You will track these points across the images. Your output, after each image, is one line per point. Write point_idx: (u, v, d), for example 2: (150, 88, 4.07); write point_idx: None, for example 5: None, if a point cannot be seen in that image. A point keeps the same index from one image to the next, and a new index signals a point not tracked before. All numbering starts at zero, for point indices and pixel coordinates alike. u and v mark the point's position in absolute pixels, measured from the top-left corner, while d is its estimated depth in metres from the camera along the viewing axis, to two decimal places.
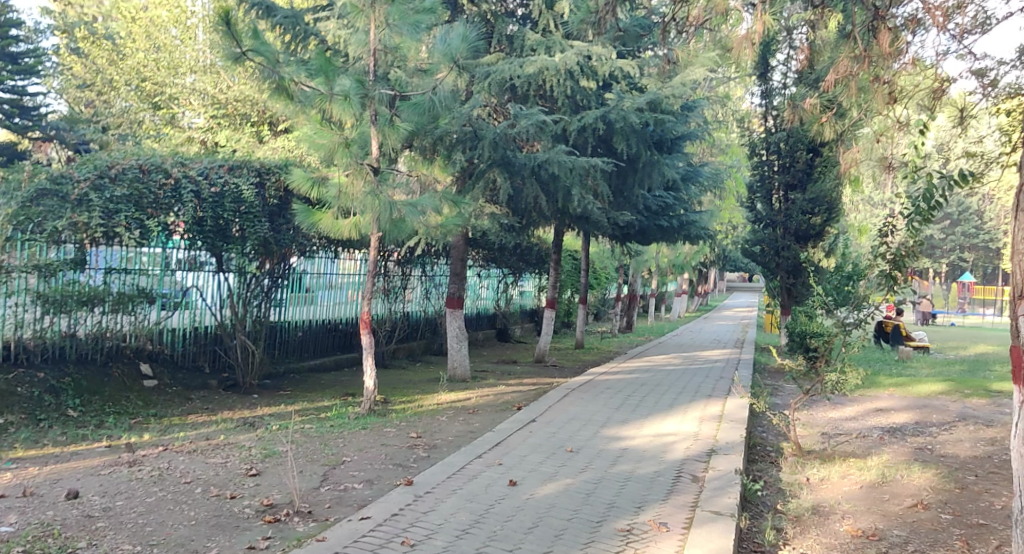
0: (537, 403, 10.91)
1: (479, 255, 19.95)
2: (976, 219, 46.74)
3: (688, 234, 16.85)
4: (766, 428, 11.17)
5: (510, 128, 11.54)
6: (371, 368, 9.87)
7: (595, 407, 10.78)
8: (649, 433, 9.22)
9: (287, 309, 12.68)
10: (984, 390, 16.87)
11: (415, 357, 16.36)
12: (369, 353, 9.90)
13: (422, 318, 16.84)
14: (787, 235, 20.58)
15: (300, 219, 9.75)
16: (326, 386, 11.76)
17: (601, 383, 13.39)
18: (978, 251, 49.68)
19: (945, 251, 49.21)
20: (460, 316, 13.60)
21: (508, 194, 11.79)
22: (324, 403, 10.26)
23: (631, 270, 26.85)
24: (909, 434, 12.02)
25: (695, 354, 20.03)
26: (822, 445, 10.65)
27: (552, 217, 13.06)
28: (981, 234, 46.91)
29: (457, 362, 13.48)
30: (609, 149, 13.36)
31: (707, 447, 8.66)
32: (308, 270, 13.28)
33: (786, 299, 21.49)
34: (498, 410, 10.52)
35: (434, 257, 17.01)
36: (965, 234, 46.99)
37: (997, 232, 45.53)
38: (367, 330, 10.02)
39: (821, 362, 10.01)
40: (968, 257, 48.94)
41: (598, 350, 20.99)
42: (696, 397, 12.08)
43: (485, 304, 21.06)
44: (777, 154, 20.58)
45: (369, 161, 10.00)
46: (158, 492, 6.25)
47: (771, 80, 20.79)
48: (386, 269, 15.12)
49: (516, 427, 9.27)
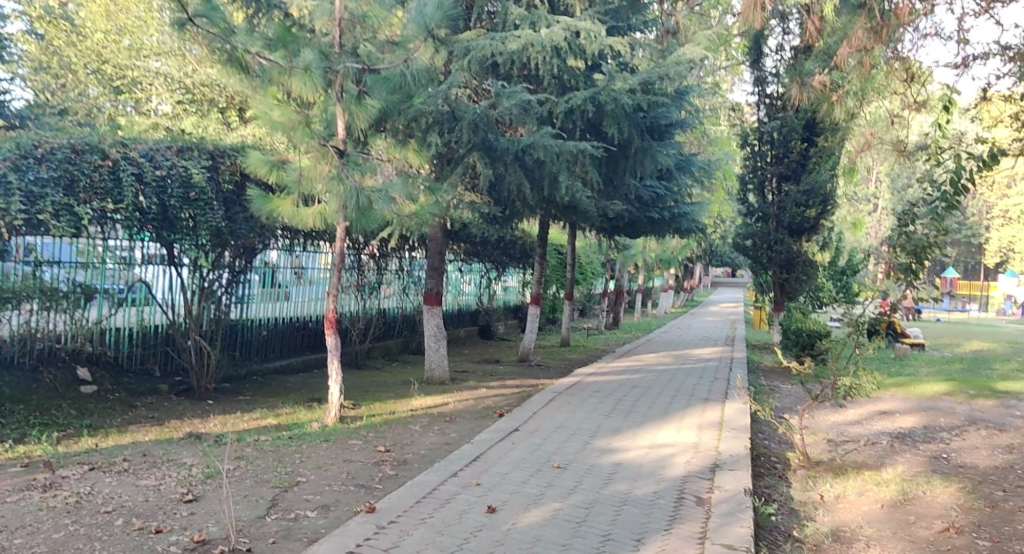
0: (521, 409, 10.00)
1: (460, 249, 19.05)
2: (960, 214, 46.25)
3: (679, 227, 15.97)
4: (769, 435, 10.33)
5: (492, 109, 10.62)
6: (336, 372, 8.91)
7: (583, 413, 9.88)
8: (644, 445, 8.33)
9: (250, 306, 11.69)
10: (989, 390, 16.10)
11: (391, 356, 15.42)
12: (335, 356, 8.94)
13: (399, 315, 15.93)
14: (781, 228, 19.69)
15: (257, 206, 8.76)
16: (291, 391, 10.81)
17: (589, 385, 12.50)
18: (961, 246, 49.25)
19: None
20: (439, 314, 12.66)
21: (490, 180, 10.88)
22: (285, 411, 9.31)
23: (618, 266, 25.96)
24: (919, 440, 11.18)
25: (686, 353, 19.22)
26: (831, 455, 9.78)
27: (537, 207, 12.13)
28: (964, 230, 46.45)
29: (436, 362, 12.53)
30: (599, 135, 12.38)
31: (710, 461, 7.78)
32: (276, 264, 12.34)
33: (778, 294, 20.51)
34: (477, 418, 9.58)
35: (412, 251, 16.08)
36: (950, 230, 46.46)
37: (980, 228, 45.11)
38: (333, 330, 9.02)
39: (832, 365, 9.07)
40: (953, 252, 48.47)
41: (584, 348, 20.08)
42: (692, 401, 11.21)
43: (466, 300, 20.19)
44: (770, 144, 19.66)
45: (334, 142, 9.01)
46: (69, 525, 5.28)
47: (764, 66, 19.94)
48: (360, 263, 14.19)
49: (497, 438, 8.34)
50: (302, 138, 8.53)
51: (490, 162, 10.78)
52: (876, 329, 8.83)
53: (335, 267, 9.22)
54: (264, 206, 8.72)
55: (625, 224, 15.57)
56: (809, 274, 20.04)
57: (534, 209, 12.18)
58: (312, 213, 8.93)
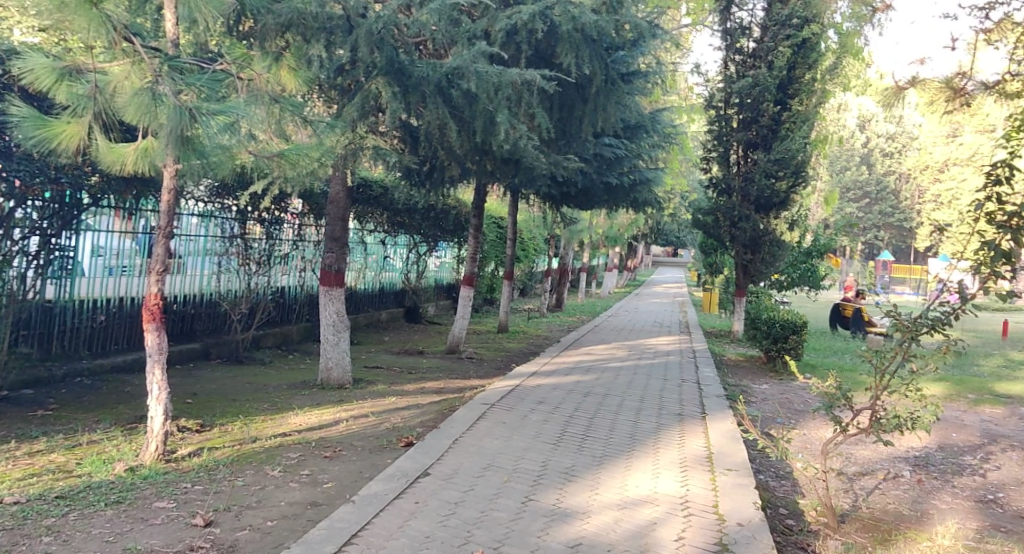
0: (436, 433, 7.22)
1: (381, 217, 16.15)
2: (891, 199, 44.80)
3: (637, 197, 13.37)
4: (766, 469, 7.83)
5: (402, 17, 7.73)
6: (158, 388, 6.01)
7: (521, 441, 7.16)
8: (611, 503, 5.69)
9: (78, 283, 8.71)
10: (989, 394, 13.86)
11: (289, 346, 12.52)
12: (156, 363, 6.01)
13: (297, 295, 12.99)
14: (746, 203, 16.84)
15: (24, 131, 5.77)
16: (121, 402, 7.85)
17: (529, 391, 9.74)
18: (893, 231, 47.46)
19: (865, 230, 47.00)
20: (340, 298, 9.79)
21: (398, 119, 7.97)
22: (88, 440, 6.39)
23: (563, 242, 23.21)
24: (947, 471, 8.76)
25: (640, 343, 16.63)
26: (851, 502, 7.31)
27: (467, 159, 9.29)
28: (897, 214, 45.07)
29: (334, 362, 9.65)
30: (549, 66, 9.58)
31: (712, 535, 5.23)
32: (136, 231, 9.41)
33: (742, 277, 17.75)
34: (376, 448, 6.80)
35: (318, 216, 13.09)
36: (883, 213, 44.96)
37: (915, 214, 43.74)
38: (155, 325, 6.05)
39: (875, 383, 6.25)
40: (885, 236, 46.71)
41: (524, 335, 17.34)
42: (664, 418, 8.62)
43: (388, 277, 17.29)
44: (739, 106, 16.76)
45: (154, 44, 5.99)
46: None
47: (733, 16, 16.97)
48: (243, 228, 11.29)
49: (395, 492, 5.58)
50: (95, 31, 5.52)
51: (401, 92, 7.90)
52: (951, 315, 5.87)
53: (160, 231, 6.19)
54: (42, 133, 5.73)
55: (578, 190, 12.92)
56: (777, 256, 17.14)
57: (463, 161, 9.32)
58: (131, 149, 6.09)
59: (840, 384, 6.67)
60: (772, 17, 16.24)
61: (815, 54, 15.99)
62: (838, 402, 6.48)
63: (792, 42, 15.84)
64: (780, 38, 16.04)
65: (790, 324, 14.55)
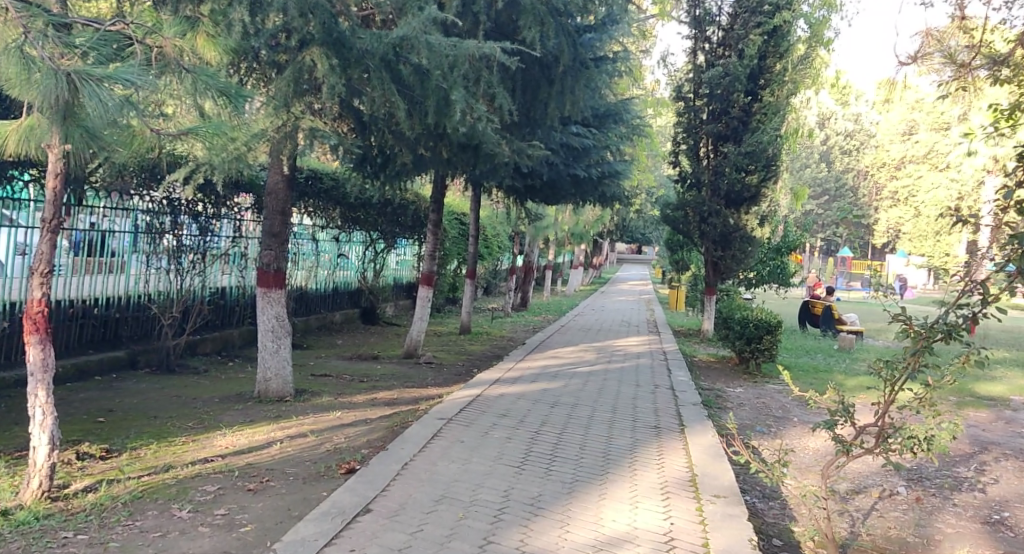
0: (382, 456, 6.28)
1: (334, 212, 15.13)
2: (850, 196, 44.60)
3: (605, 191, 12.59)
4: (754, 488, 7.03)
5: None
6: (41, 414, 5.03)
7: (479, 465, 6.27)
8: (584, 545, 4.84)
9: None
10: (971, 396, 13.22)
11: (230, 352, 11.47)
12: (39, 384, 5.02)
13: (237, 297, 11.91)
14: (716, 197, 16.02)
15: None
16: (18, 421, 6.82)
17: (491, 402, 8.84)
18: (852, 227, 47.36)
19: (824, 226, 46.79)
20: (280, 300, 8.81)
21: (338, 97, 7.01)
22: None
23: (528, 238, 22.33)
24: (945, 486, 8.03)
25: (609, 344, 15.81)
26: (850, 529, 6.53)
27: (418, 145, 8.34)
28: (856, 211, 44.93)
29: (273, 372, 8.69)
30: (511, 42, 8.76)
31: None
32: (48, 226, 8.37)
33: (710, 274, 16.82)
34: (312, 477, 5.86)
35: (258, 211, 12.02)
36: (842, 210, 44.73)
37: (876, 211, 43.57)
38: (39, 339, 5.06)
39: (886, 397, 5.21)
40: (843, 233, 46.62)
41: (487, 336, 16.42)
42: (640, 432, 7.76)
43: (342, 276, 16.25)
44: (708, 96, 15.90)
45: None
46: None
47: (702, 3, 16.08)
48: (172, 222, 10.21)
49: (328, 537, 4.66)
50: None
51: (341, 66, 6.97)
52: (969, 319, 4.88)
53: (47, 225, 5.20)
54: None
55: (543, 182, 12.06)
56: (747, 252, 16.29)
57: (414, 147, 8.37)
58: (13, 127, 5.07)
59: (843, 400, 5.74)
60: (742, 4, 15.45)
61: (786, 42, 15.24)
62: (843, 421, 5.62)
63: (763, 30, 15.07)
64: (751, 25, 15.26)
65: (765, 324, 13.74)
